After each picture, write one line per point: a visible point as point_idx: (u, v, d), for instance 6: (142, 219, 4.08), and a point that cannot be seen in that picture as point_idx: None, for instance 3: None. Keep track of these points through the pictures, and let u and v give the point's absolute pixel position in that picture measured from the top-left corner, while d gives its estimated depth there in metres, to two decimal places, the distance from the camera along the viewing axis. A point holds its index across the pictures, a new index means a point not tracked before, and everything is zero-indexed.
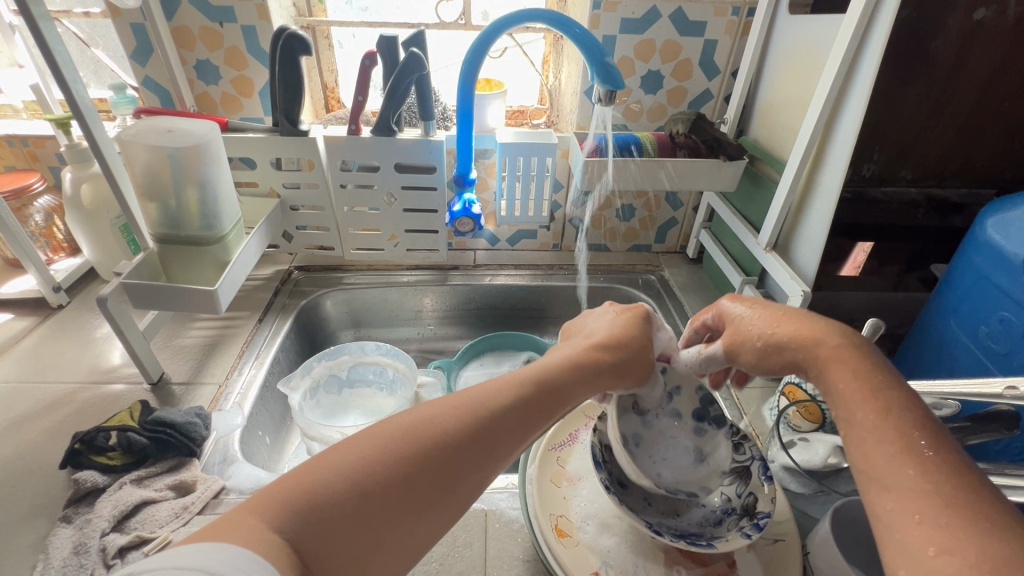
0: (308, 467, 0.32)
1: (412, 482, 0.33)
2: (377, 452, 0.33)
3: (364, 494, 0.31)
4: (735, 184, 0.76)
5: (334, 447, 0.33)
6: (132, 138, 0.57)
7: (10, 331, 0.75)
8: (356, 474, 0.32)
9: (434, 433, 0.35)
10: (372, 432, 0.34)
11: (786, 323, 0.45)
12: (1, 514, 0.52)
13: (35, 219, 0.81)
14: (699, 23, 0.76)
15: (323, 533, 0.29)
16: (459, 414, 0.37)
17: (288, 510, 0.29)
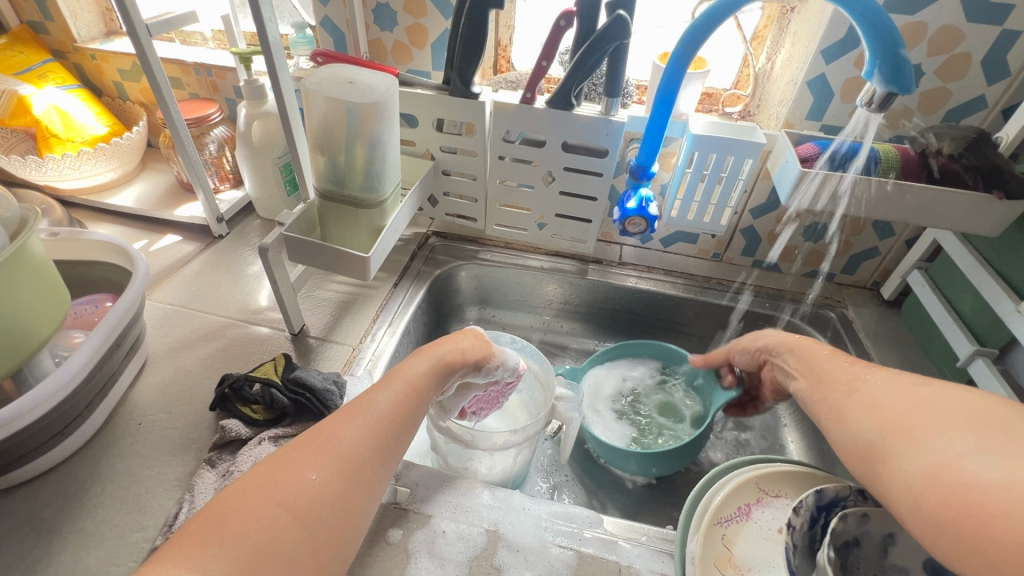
0: (220, 509, 0.34)
1: (337, 506, 0.37)
2: (301, 489, 0.36)
3: (299, 525, 0.35)
4: (999, 230, 0.58)
5: (250, 491, 0.35)
6: (315, 87, 0.53)
7: (178, 253, 0.79)
8: (285, 504, 0.35)
9: (345, 461, 0.38)
10: (281, 464, 0.37)
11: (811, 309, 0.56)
12: (158, 440, 0.55)
13: (210, 148, 0.84)
14: (1001, 7, 0.57)
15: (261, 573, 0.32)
16: (358, 442, 0.40)
17: (225, 552, 0.31)
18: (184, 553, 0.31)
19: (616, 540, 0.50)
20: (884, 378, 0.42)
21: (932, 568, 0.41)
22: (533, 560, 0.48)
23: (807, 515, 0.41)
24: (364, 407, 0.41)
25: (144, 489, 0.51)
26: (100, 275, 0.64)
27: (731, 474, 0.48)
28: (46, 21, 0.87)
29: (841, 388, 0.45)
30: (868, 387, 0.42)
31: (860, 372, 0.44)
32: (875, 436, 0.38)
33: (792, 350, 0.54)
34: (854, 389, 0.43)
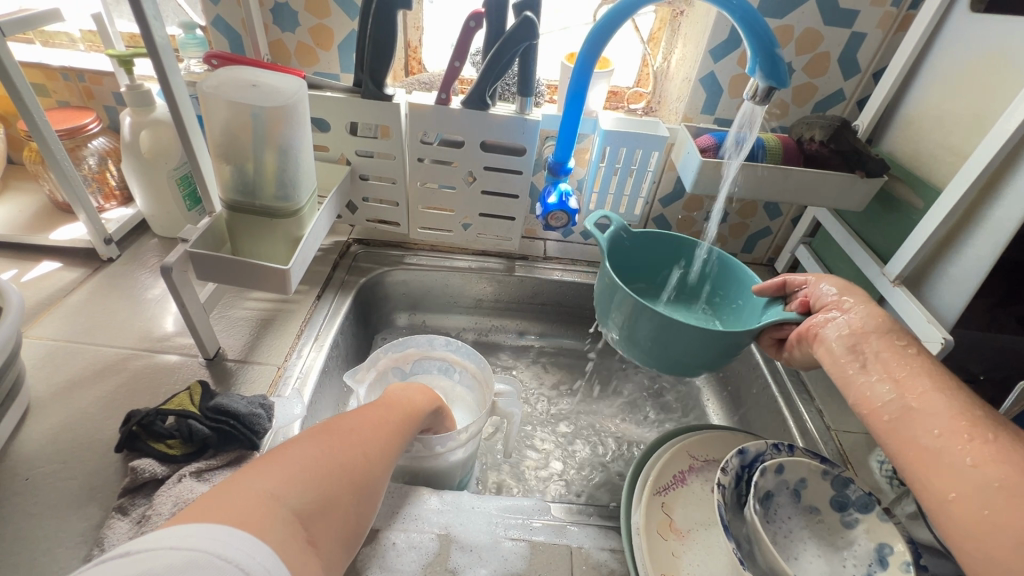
0: (294, 453, 0.34)
1: (376, 483, 0.38)
2: (355, 458, 0.37)
3: (352, 486, 0.36)
4: (864, 205, 0.67)
5: (312, 445, 0.35)
6: (212, 91, 0.49)
7: (58, 282, 0.70)
8: (347, 465, 0.36)
9: (382, 444, 0.40)
10: (338, 432, 0.38)
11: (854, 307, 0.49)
12: (53, 494, 0.48)
13: (89, 162, 0.75)
14: (849, 12, 0.66)
15: (323, 520, 0.32)
16: (390, 431, 0.42)
17: (300, 488, 0.32)
18: (264, 482, 0.31)
19: (565, 525, 0.51)
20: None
21: (837, 505, 0.45)
22: (487, 557, 0.48)
23: (731, 472, 0.44)
24: (391, 409, 0.45)
25: (40, 551, 0.44)
26: None
27: (665, 445, 0.51)
28: None
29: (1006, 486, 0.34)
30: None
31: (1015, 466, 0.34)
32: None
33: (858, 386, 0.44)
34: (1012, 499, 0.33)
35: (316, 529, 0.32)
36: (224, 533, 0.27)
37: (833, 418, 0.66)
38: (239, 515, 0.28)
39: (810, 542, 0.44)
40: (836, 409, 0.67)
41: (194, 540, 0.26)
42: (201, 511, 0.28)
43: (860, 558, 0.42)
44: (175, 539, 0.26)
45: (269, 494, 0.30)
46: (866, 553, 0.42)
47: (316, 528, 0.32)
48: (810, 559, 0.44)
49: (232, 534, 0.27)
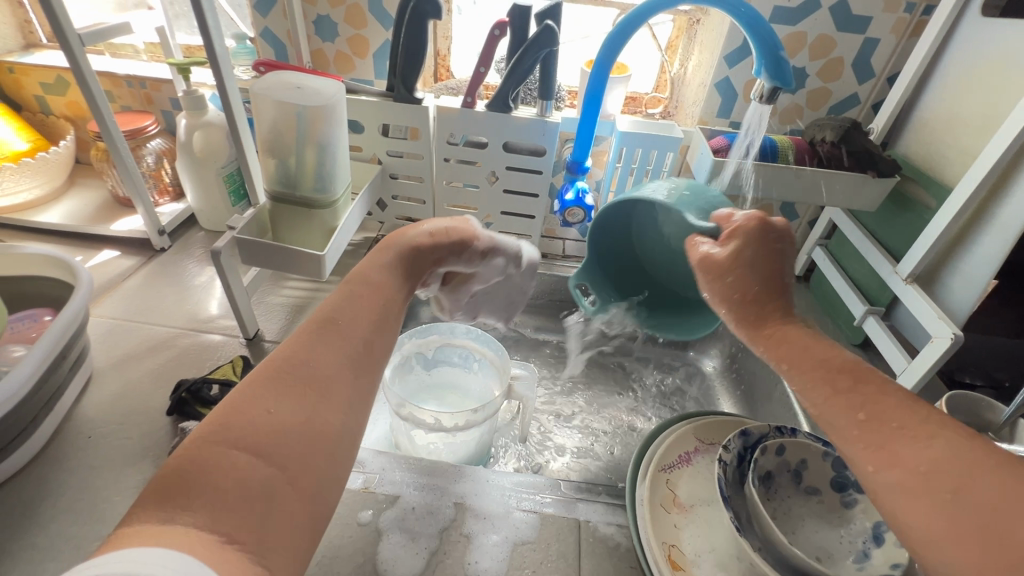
0: (177, 460, 0.29)
1: (306, 433, 0.32)
2: (257, 426, 0.31)
3: (265, 455, 0.30)
4: (877, 204, 0.68)
5: (203, 433, 0.30)
6: (263, 92, 0.55)
7: (117, 268, 0.77)
8: (246, 442, 0.30)
9: (300, 388, 0.33)
10: (237, 408, 0.31)
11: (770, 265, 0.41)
12: (111, 451, 0.54)
13: (147, 161, 0.83)
14: (862, 18, 0.68)
15: (245, 512, 0.28)
16: (306, 365, 0.34)
17: (194, 497, 0.27)
18: (155, 505, 0.27)
19: (574, 500, 0.54)
20: (972, 469, 0.28)
21: (837, 486, 0.46)
22: (499, 525, 0.51)
23: (733, 451, 0.46)
24: (318, 333, 0.36)
25: (98, 499, 0.50)
26: (35, 289, 0.62)
27: (671, 427, 0.53)
28: None
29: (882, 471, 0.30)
30: (935, 489, 0.28)
31: (906, 451, 0.30)
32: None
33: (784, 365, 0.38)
34: (880, 490, 0.30)
35: (234, 525, 0.27)
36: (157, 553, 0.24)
37: None
38: (133, 538, 0.25)
39: (809, 519, 0.46)
40: None
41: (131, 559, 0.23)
42: (122, 540, 0.25)
43: (857, 535, 0.44)
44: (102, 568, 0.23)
45: (160, 521, 0.26)
46: (863, 530, 0.44)
47: (240, 523, 0.27)
48: (809, 533, 0.45)
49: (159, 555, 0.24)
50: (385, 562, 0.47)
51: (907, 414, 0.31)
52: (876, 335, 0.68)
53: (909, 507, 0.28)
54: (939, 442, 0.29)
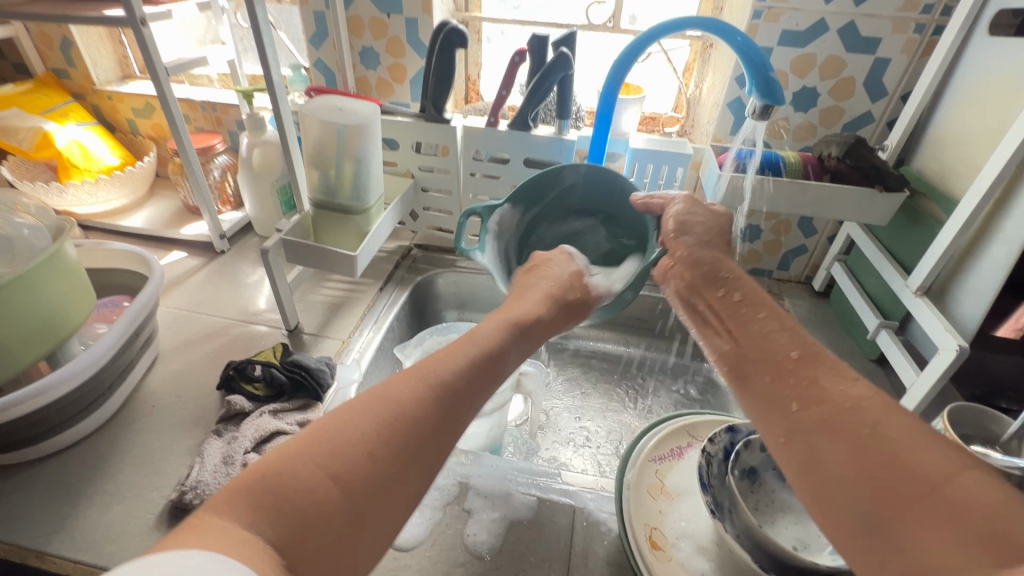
0: (266, 463, 0.29)
1: (382, 483, 0.30)
2: (342, 457, 0.30)
3: (343, 491, 0.29)
4: (888, 218, 0.69)
5: (294, 448, 0.29)
6: (310, 113, 0.64)
7: (184, 267, 0.87)
8: (335, 472, 0.29)
9: (390, 433, 0.32)
10: (333, 431, 0.31)
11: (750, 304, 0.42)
12: (170, 418, 0.62)
13: (214, 174, 0.94)
14: (871, 39, 0.70)
15: (308, 541, 0.27)
16: (395, 409, 0.33)
17: (271, 513, 0.27)
18: (236, 509, 0.27)
19: (573, 489, 0.57)
20: (886, 411, 0.32)
21: None
22: (499, 504, 0.55)
23: (720, 444, 0.49)
24: (415, 385, 0.35)
25: (157, 457, 0.58)
26: (117, 280, 0.73)
27: (665, 422, 0.56)
28: (69, 68, 0.99)
29: (804, 412, 0.34)
30: (854, 425, 0.32)
31: (833, 387, 0.34)
32: (879, 524, 0.29)
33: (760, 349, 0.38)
34: (800, 429, 0.33)
35: (298, 555, 0.27)
36: (211, 561, 0.23)
37: None
38: (206, 538, 0.25)
39: (790, 513, 0.50)
40: None
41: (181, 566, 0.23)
42: (181, 539, 0.25)
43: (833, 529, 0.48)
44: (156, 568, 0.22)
45: (239, 522, 0.26)
46: None
47: (302, 553, 0.27)
48: (788, 525, 0.49)
49: (219, 562, 0.23)
50: None
51: (833, 370, 0.35)
52: (887, 348, 0.69)
53: (826, 443, 0.32)
54: (860, 388, 0.34)
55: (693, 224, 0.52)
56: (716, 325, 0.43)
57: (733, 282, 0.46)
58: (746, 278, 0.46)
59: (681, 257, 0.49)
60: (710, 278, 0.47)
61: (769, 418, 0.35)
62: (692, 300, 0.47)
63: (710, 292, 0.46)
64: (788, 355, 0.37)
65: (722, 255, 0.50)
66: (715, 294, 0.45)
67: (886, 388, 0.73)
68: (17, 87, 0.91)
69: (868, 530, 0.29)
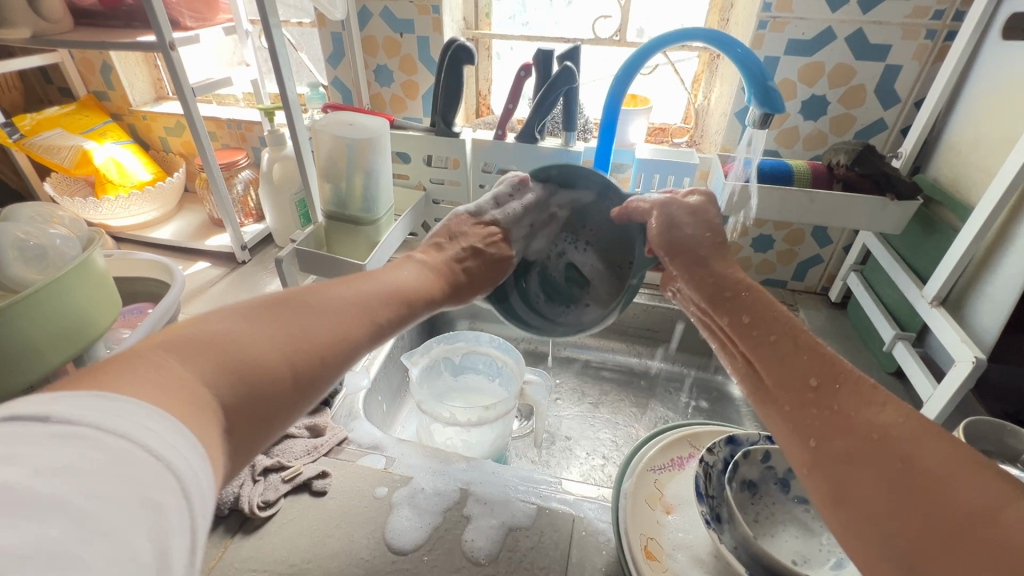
0: (211, 327, 0.32)
1: (316, 369, 0.35)
2: (288, 340, 0.34)
3: (285, 363, 0.33)
4: (902, 227, 0.68)
5: (239, 321, 0.33)
6: (323, 128, 0.67)
7: (206, 277, 0.91)
8: (283, 356, 0.33)
9: (327, 325, 0.37)
10: (279, 319, 0.35)
11: (764, 327, 0.40)
12: None
13: (238, 188, 0.99)
14: (881, 46, 0.69)
15: (241, 398, 0.30)
16: (334, 308, 0.38)
17: (204, 367, 0.29)
18: (173, 359, 0.29)
19: (573, 498, 0.57)
20: (919, 437, 0.29)
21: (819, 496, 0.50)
22: (498, 510, 0.55)
23: (721, 455, 0.48)
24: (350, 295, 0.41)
25: None
26: (142, 288, 0.77)
27: (666, 432, 0.56)
28: (108, 91, 1.06)
29: (827, 443, 0.32)
30: (885, 456, 0.29)
31: (861, 413, 0.32)
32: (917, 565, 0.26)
33: (782, 376, 0.36)
34: (825, 460, 0.31)
35: (231, 413, 0.29)
36: (148, 423, 0.24)
37: None
38: (140, 381, 0.26)
39: (789, 526, 0.49)
40: None
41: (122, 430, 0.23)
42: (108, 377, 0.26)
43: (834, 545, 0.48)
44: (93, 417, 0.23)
45: (191, 371, 0.29)
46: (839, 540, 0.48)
47: (235, 421, 0.30)
48: (787, 538, 0.49)
49: (158, 423, 0.24)
50: (392, 532, 0.53)
51: (853, 391, 0.33)
52: (903, 361, 0.67)
53: (854, 477, 0.30)
54: (890, 413, 0.31)
55: (685, 242, 0.49)
56: (738, 354, 0.40)
57: (742, 297, 0.43)
58: (754, 289, 0.43)
59: (688, 278, 0.48)
60: (718, 297, 0.44)
61: (793, 443, 0.34)
62: (711, 323, 0.45)
63: (729, 313, 0.43)
64: (808, 381, 0.35)
65: (726, 268, 0.47)
66: (723, 317, 0.43)
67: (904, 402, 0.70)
68: (60, 109, 0.98)
69: (901, 570, 0.27)
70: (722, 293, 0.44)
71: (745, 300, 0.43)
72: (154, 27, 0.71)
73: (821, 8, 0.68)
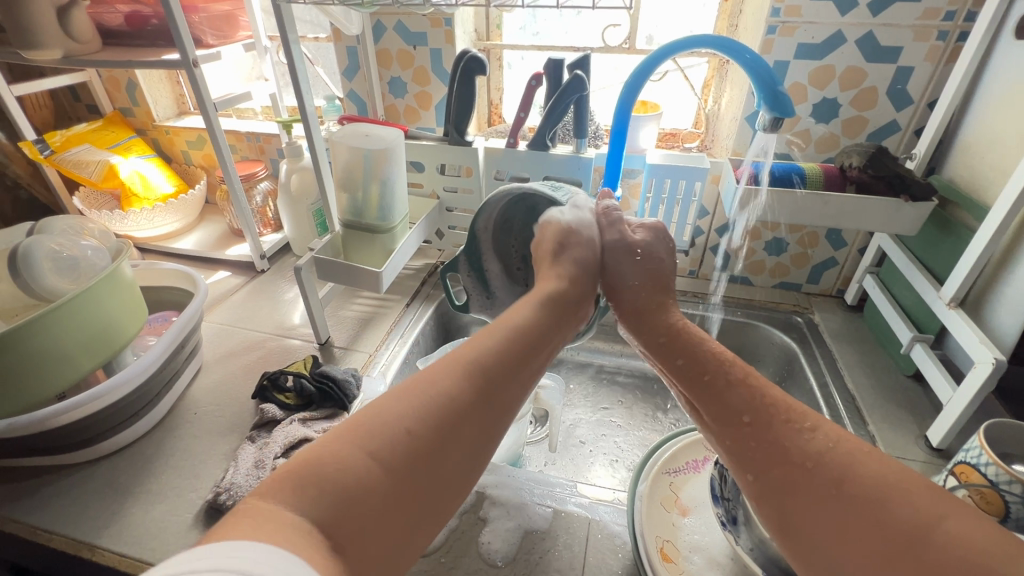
0: (322, 452, 0.31)
1: (427, 461, 0.33)
2: (392, 433, 0.32)
3: (383, 474, 0.31)
4: (918, 229, 0.68)
5: (338, 425, 0.33)
6: (340, 140, 0.69)
7: (227, 286, 0.94)
8: (375, 451, 0.32)
9: (428, 407, 0.34)
10: (372, 416, 0.33)
11: (700, 368, 0.42)
12: (209, 425, 0.67)
13: (257, 200, 1.02)
14: (892, 48, 0.69)
15: (353, 525, 0.29)
16: (442, 379, 0.36)
17: (320, 500, 0.29)
18: (281, 491, 0.29)
19: (588, 502, 0.57)
20: (852, 459, 0.34)
21: None
22: (514, 513, 0.56)
23: None
24: (455, 360, 0.38)
25: (197, 461, 0.62)
26: (167, 297, 0.79)
27: (682, 435, 0.56)
28: (133, 107, 1.09)
29: (767, 478, 0.36)
30: (819, 487, 0.34)
31: (794, 442, 0.36)
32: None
33: (720, 413, 0.40)
34: (768, 494, 0.36)
35: (341, 539, 0.28)
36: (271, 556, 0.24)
37: (887, 444, 0.64)
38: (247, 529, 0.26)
39: None
40: (893, 436, 0.65)
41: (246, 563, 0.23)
42: (228, 531, 0.25)
43: None
44: (212, 559, 0.23)
45: (287, 507, 0.28)
46: None
47: (342, 538, 0.29)
48: None
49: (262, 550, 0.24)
50: None
51: (787, 426, 0.36)
52: (922, 363, 0.66)
53: (797, 507, 0.34)
54: (820, 439, 0.35)
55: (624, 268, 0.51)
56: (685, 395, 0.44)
57: (675, 336, 0.46)
58: (687, 327, 0.46)
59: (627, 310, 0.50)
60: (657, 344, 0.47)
61: (741, 479, 0.38)
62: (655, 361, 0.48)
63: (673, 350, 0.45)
64: (742, 419, 0.38)
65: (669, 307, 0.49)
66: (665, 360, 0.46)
67: (923, 406, 0.69)
68: (88, 126, 1.02)
69: None
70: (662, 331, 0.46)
71: (682, 339, 0.45)
72: (179, 46, 0.74)
73: (830, 12, 0.69)
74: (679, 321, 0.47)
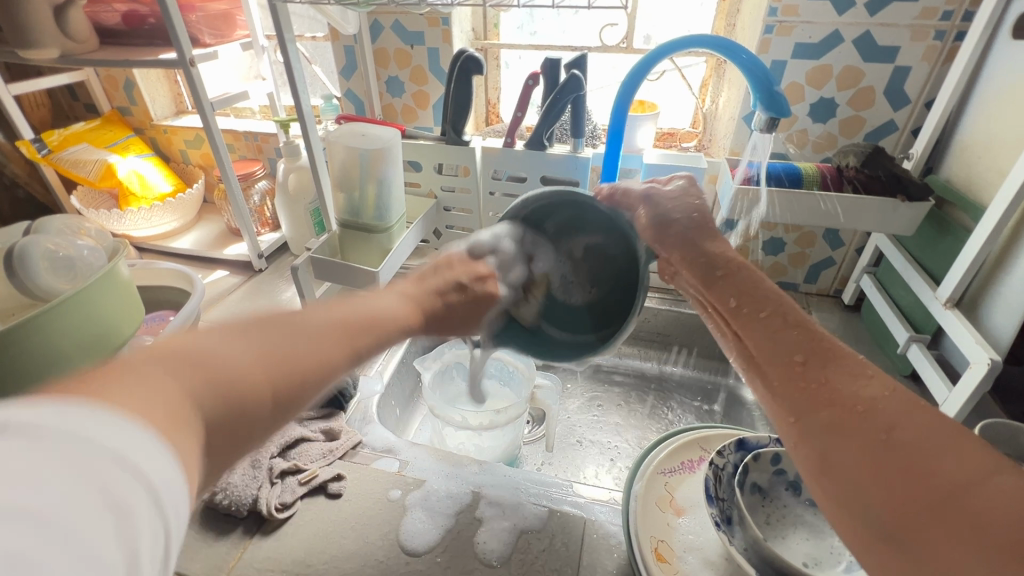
0: (208, 345, 0.28)
1: (303, 389, 0.32)
2: (277, 356, 0.31)
3: (266, 386, 0.30)
4: (914, 229, 0.68)
5: (219, 329, 0.30)
6: (336, 139, 0.69)
7: (225, 285, 0.94)
8: (262, 367, 0.30)
9: (313, 343, 0.33)
10: (262, 336, 0.31)
11: (752, 305, 0.38)
12: None
13: (254, 199, 1.02)
14: (889, 48, 0.69)
15: (225, 421, 0.27)
16: (326, 322, 0.36)
17: (204, 390, 0.26)
18: (153, 367, 0.25)
19: (583, 502, 0.57)
20: (910, 412, 0.29)
21: None
22: (510, 513, 0.56)
23: (730, 458, 0.49)
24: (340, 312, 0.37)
25: None
26: (164, 297, 0.79)
27: (676, 436, 0.56)
28: (131, 106, 1.09)
29: (812, 416, 0.32)
30: (870, 429, 0.29)
31: (846, 387, 0.31)
32: (898, 536, 0.27)
33: (767, 347, 0.35)
34: (810, 432, 0.31)
35: (211, 436, 0.26)
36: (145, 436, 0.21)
37: None
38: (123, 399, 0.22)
39: (799, 528, 0.50)
40: None
41: (98, 435, 0.19)
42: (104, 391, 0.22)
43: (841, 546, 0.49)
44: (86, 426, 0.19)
45: (164, 378, 0.25)
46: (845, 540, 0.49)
47: (212, 435, 0.26)
48: (798, 541, 0.50)
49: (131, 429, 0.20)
50: (406, 533, 0.54)
51: (845, 370, 0.32)
52: (918, 362, 0.66)
53: (836, 447, 0.30)
54: (876, 388, 0.31)
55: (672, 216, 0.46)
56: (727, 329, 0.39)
57: (728, 275, 0.41)
58: (744, 264, 0.41)
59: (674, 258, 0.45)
60: (706, 274, 0.42)
61: (777, 416, 0.34)
62: (701, 300, 0.43)
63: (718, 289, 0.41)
64: (793, 358, 0.34)
65: (721, 247, 0.44)
66: (712, 295, 0.41)
67: None
68: (86, 125, 1.02)
69: (880, 538, 0.28)
70: (710, 270, 0.42)
71: (735, 278, 0.40)
72: (175, 45, 0.74)
73: (827, 11, 0.69)
74: (737, 258, 0.42)
